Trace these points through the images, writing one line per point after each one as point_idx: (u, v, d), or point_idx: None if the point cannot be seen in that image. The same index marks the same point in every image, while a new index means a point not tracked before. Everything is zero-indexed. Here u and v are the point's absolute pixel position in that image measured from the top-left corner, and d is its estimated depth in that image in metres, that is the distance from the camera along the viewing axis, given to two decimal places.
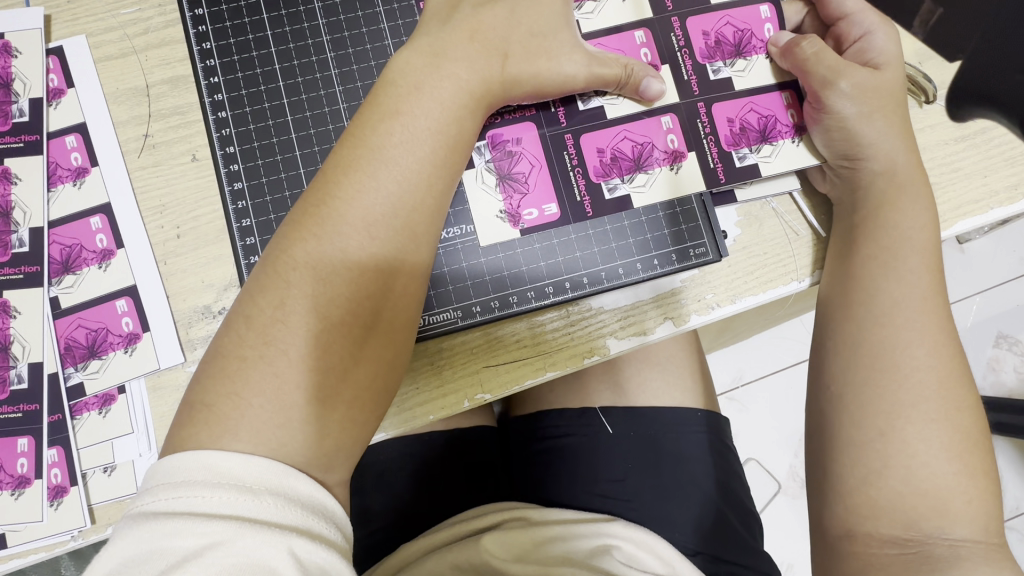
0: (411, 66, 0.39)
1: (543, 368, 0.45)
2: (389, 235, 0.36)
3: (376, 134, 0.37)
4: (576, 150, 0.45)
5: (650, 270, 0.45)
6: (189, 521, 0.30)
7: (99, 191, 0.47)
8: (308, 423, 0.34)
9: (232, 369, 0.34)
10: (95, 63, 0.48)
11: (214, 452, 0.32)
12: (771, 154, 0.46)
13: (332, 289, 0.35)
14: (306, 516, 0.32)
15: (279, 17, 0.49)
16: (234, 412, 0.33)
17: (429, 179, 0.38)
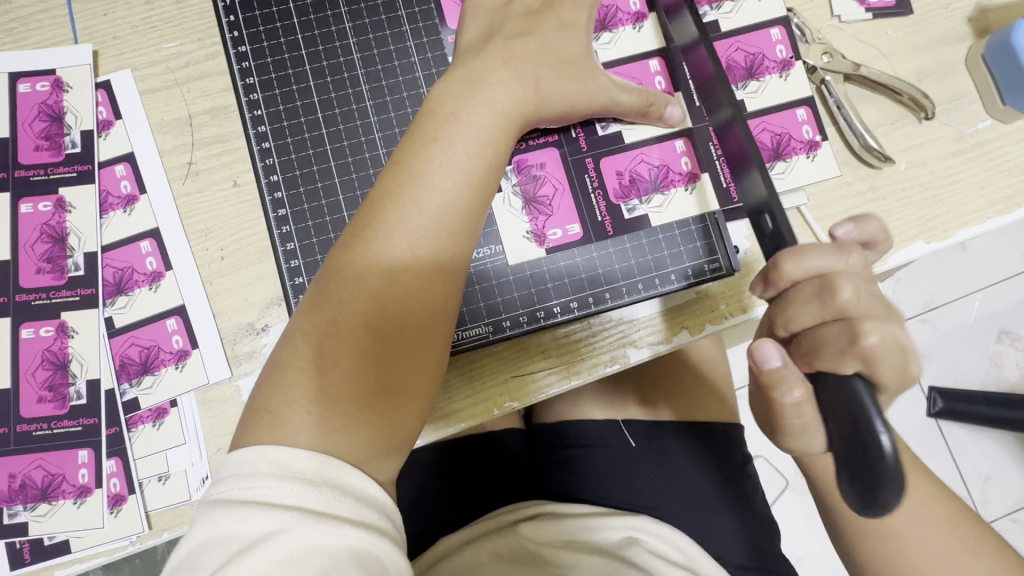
0: (447, 95, 0.42)
1: (568, 377, 0.49)
2: (431, 252, 0.39)
3: (416, 160, 0.40)
4: (597, 173, 0.48)
5: (668, 285, 0.48)
6: (257, 510, 0.33)
7: (147, 216, 0.50)
8: (362, 430, 0.37)
9: (289, 381, 0.37)
10: (141, 96, 0.51)
11: (279, 447, 0.36)
12: (785, 170, 0.53)
13: (383, 306, 0.38)
14: (360, 507, 0.35)
15: (316, 53, 0.50)
16: (295, 419, 0.36)
17: (467, 202, 0.41)
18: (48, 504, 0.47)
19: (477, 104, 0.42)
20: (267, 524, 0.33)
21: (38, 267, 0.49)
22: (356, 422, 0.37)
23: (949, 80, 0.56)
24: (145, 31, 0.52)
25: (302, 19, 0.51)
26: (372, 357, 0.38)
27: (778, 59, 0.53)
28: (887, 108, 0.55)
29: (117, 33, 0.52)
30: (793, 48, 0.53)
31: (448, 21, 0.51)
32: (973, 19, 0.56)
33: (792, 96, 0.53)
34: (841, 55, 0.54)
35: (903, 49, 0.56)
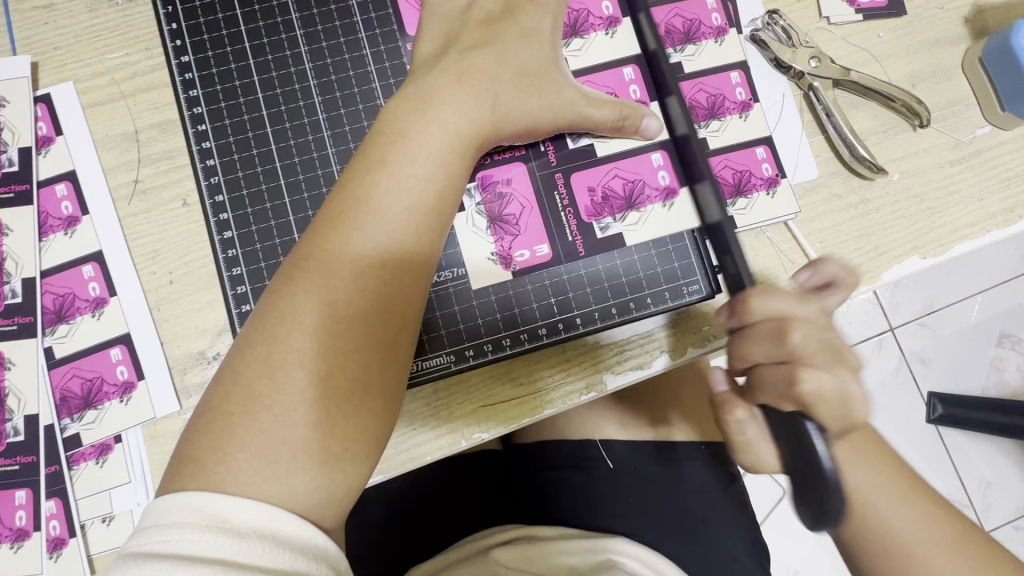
0: (398, 114, 0.39)
1: (541, 406, 0.46)
2: (377, 284, 0.37)
3: (362, 185, 0.37)
4: (567, 190, 0.44)
5: (645, 308, 0.45)
6: (175, 565, 0.30)
7: (90, 239, 0.47)
8: (298, 478, 0.34)
9: (221, 426, 0.34)
10: (84, 110, 0.48)
11: (207, 495, 0.33)
12: (745, 207, 0.49)
13: (322, 344, 0.35)
14: (294, 558, 0.32)
15: (265, 62, 0.47)
16: (227, 467, 0.34)
17: (417, 228, 0.38)
18: None
19: (430, 123, 0.39)
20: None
21: None
22: (293, 470, 0.34)
23: (945, 84, 0.52)
24: (88, 40, 0.49)
25: (250, 26, 0.48)
26: (312, 400, 0.35)
27: (738, 100, 0.50)
28: (878, 114, 0.52)
29: (58, 44, 0.49)
30: (753, 91, 0.50)
31: (407, 28, 0.48)
32: (970, 19, 0.53)
33: (752, 135, 0.50)
34: (830, 59, 0.51)
35: (895, 52, 0.53)
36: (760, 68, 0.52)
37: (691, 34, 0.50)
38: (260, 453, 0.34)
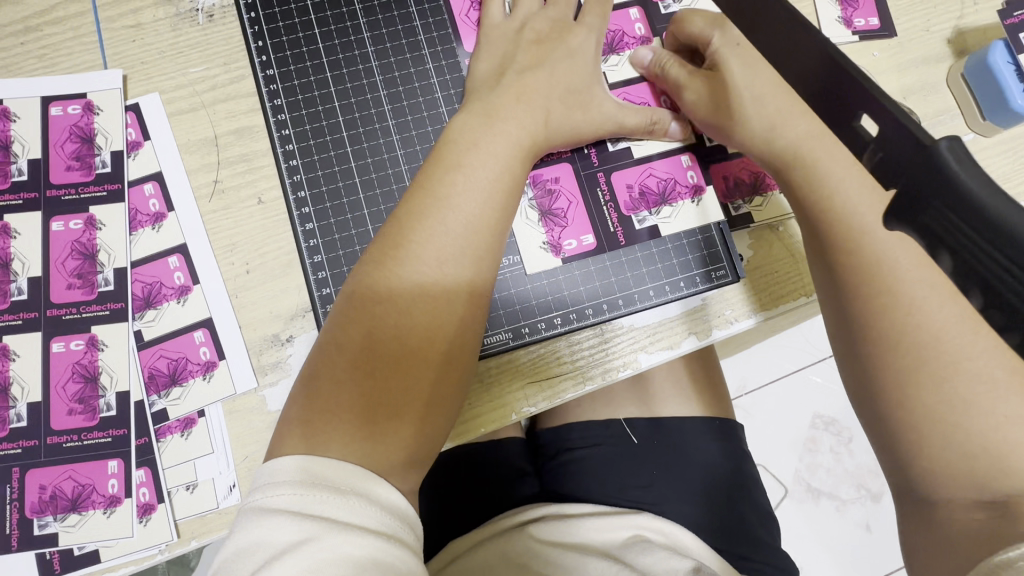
0: (466, 126, 0.45)
1: (582, 380, 0.50)
2: (457, 270, 0.42)
3: (441, 185, 0.43)
4: (608, 187, 0.50)
5: (678, 292, 0.51)
6: (287, 518, 0.35)
7: (175, 233, 0.52)
8: (394, 435, 0.40)
9: (327, 390, 0.40)
10: (169, 117, 0.53)
11: (313, 457, 0.38)
12: (761, 204, 0.53)
13: (412, 320, 0.41)
14: (385, 519, 0.37)
15: (340, 76, 0.55)
16: (334, 426, 0.39)
17: (488, 221, 0.43)
18: (78, 515, 0.47)
19: (496, 135, 0.45)
20: (296, 530, 0.34)
21: (68, 283, 0.50)
22: (388, 425, 0.40)
23: (933, 97, 0.59)
24: (172, 56, 0.54)
25: (327, 45, 0.55)
26: (406, 368, 0.41)
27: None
28: None
29: (145, 58, 0.54)
30: None
31: (465, 45, 0.56)
32: (952, 41, 0.60)
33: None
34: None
35: (888, 69, 0.60)
36: None
37: None
38: (360, 411, 0.39)
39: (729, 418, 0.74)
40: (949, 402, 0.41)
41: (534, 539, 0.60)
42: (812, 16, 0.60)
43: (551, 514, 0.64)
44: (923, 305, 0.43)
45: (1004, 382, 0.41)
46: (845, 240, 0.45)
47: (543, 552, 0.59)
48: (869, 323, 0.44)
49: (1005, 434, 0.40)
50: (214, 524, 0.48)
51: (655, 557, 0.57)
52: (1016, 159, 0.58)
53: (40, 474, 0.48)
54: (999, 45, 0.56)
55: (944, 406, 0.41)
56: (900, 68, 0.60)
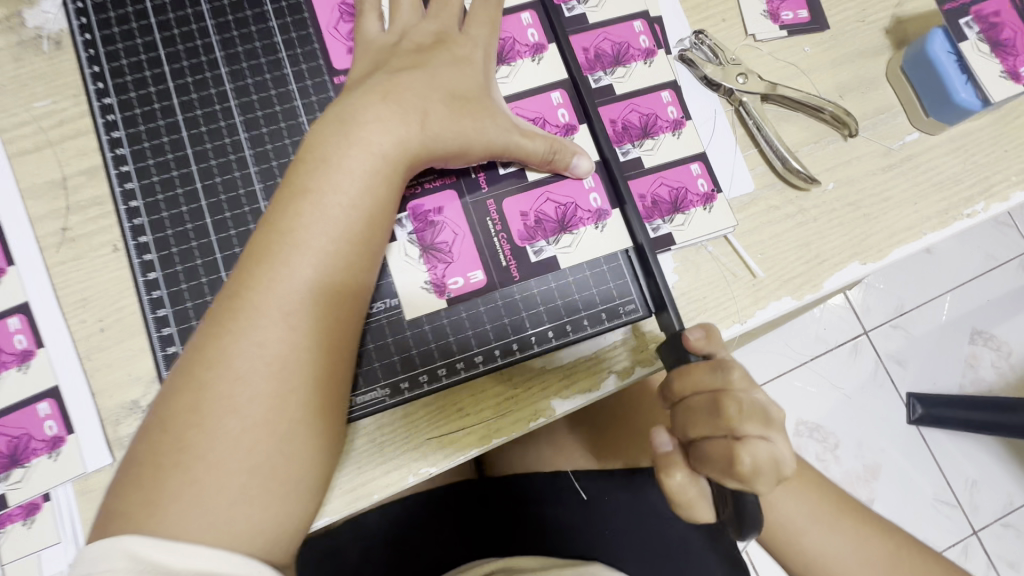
0: (326, 133, 0.39)
1: (489, 436, 0.45)
2: (310, 318, 0.36)
3: (292, 218, 0.37)
4: (499, 215, 0.44)
5: (583, 331, 0.44)
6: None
7: (17, 290, 0.46)
8: (239, 522, 0.34)
9: (147, 479, 0.33)
10: (10, 159, 0.47)
11: (133, 548, 0.32)
12: (683, 223, 0.49)
13: (253, 384, 0.35)
14: None
15: (189, 102, 0.47)
16: (157, 522, 0.32)
17: (346, 259, 0.38)
18: None
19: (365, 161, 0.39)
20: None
21: None
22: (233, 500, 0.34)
23: (872, 94, 0.54)
24: (13, 90, 0.48)
25: (174, 67, 0.48)
26: (247, 442, 0.34)
27: (671, 119, 0.51)
28: (809, 125, 0.53)
29: None
30: (685, 108, 0.51)
31: (336, 62, 0.48)
32: (891, 31, 0.55)
33: (685, 153, 0.51)
34: (757, 74, 0.52)
35: (823, 66, 0.54)
36: (690, 85, 0.53)
37: (620, 56, 0.51)
38: (192, 498, 0.33)
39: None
40: None
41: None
42: (736, 11, 0.54)
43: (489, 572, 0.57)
44: None
45: None
46: None
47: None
48: None
49: None
50: None
51: None
52: (965, 158, 0.53)
53: None
54: (938, 33, 0.50)
55: None
56: (837, 63, 0.54)
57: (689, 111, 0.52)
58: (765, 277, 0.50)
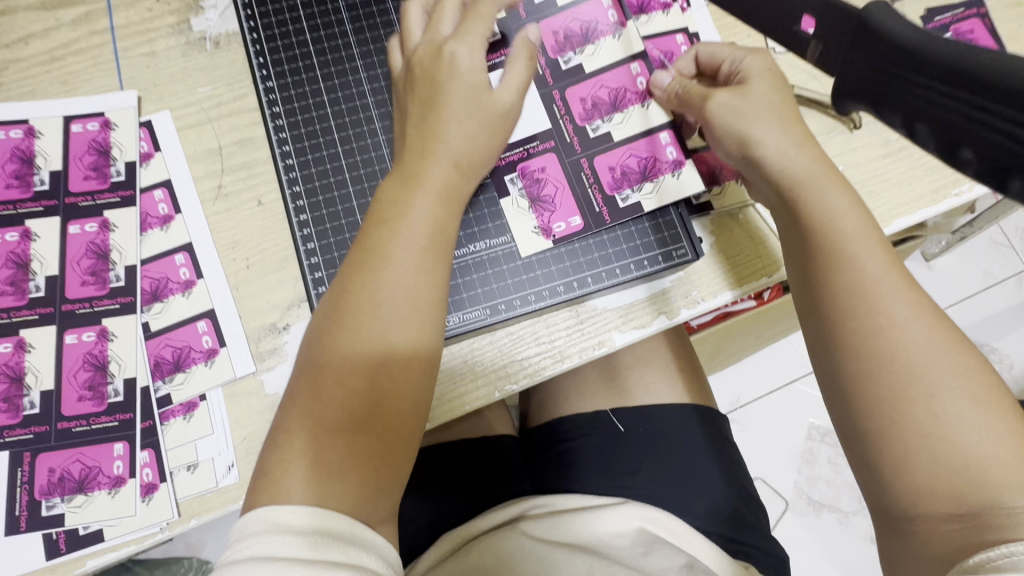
0: (405, 176, 0.47)
1: (562, 359, 0.56)
2: (398, 315, 0.43)
3: (376, 239, 0.45)
4: (591, 170, 0.57)
5: (643, 269, 0.56)
6: (262, 562, 0.36)
7: (182, 233, 0.56)
8: (351, 475, 0.40)
9: (284, 442, 0.41)
10: (178, 131, 0.59)
11: (274, 509, 0.39)
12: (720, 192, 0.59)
13: (353, 367, 0.42)
14: (353, 553, 0.38)
15: (333, 86, 0.59)
16: (290, 476, 0.40)
17: (428, 266, 0.45)
18: (84, 496, 0.50)
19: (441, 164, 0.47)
20: None
21: (82, 280, 0.55)
22: (351, 448, 0.41)
23: None
24: (182, 78, 0.60)
25: (321, 60, 0.60)
26: (349, 412, 0.41)
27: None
28: (822, 120, 0.64)
29: (157, 81, 0.60)
30: None
31: None
32: None
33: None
34: (779, 77, 0.63)
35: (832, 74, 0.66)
36: None
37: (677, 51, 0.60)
38: (313, 459, 0.40)
39: (710, 407, 0.77)
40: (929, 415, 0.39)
41: (527, 536, 0.62)
42: None
43: (539, 510, 0.65)
44: (905, 327, 0.41)
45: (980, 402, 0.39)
46: (823, 248, 0.45)
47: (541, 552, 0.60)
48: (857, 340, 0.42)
49: (970, 450, 0.38)
50: (213, 503, 0.51)
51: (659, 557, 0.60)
52: None
53: (50, 457, 0.51)
54: None
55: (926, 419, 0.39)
56: None
57: None
58: None
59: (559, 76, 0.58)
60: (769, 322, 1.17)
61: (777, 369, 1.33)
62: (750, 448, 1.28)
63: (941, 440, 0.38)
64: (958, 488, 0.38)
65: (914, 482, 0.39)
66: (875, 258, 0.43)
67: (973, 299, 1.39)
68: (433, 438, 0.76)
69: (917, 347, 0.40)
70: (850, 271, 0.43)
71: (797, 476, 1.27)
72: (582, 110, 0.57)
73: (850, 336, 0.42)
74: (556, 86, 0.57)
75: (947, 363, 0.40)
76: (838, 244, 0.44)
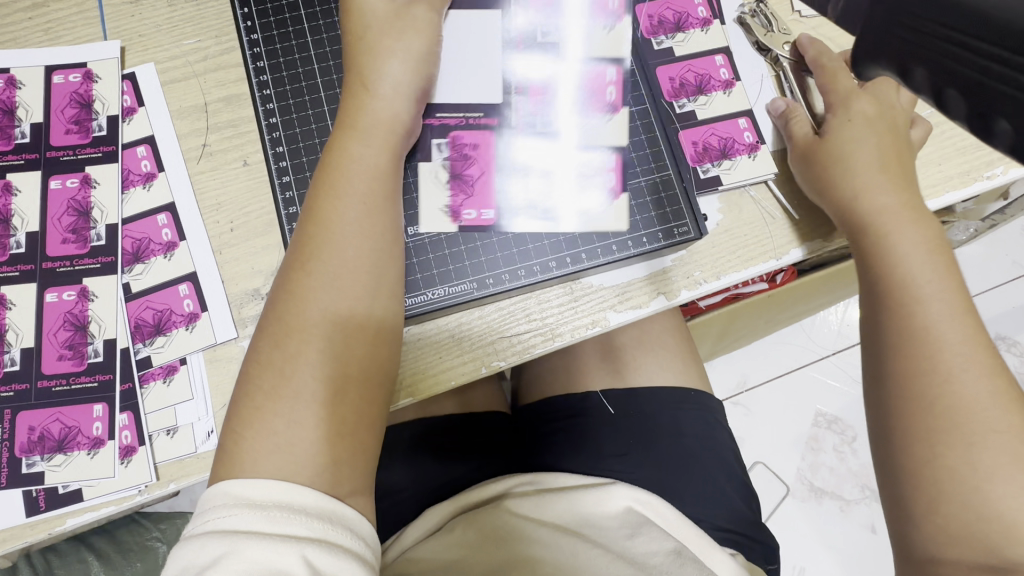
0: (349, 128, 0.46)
1: (551, 337, 0.54)
2: (347, 269, 0.42)
3: (320, 200, 0.44)
4: (523, 166, 0.53)
5: (641, 247, 0.53)
6: (218, 537, 0.35)
7: (164, 192, 0.55)
8: (307, 444, 0.39)
9: (241, 417, 0.39)
10: (162, 85, 0.57)
11: (235, 483, 0.37)
12: (729, 168, 0.56)
13: (296, 330, 0.41)
14: (319, 528, 0.36)
15: (321, 40, 0.56)
16: (246, 451, 0.38)
17: (376, 218, 0.44)
18: (64, 455, 0.50)
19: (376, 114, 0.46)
20: (214, 552, 0.34)
21: (63, 237, 0.53)
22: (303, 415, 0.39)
23: None
24: (167, 29, 0.57)
25: (309, 12, 0.57)
26: (297, 375, 0.40)
27: (723, 79, 0.58)
28: None
29: (142, 32, 0.57)
30: (735, 72, 0.59)
31: None
32: None
33: (733, 108, 0.58)
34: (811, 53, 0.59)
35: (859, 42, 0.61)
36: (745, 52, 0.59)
37: (681, 22, 0.59)
38: (263, 430, 0.39)
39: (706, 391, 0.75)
40: (972, 469, 0.40)
41: (510, 513, 0.61)
42: None
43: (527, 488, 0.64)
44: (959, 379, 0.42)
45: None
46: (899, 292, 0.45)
47: (523, 529, 0.59)
48: (905, 384, 0.43)
49: (1003, 509, 0.39)
50: (192, 468, 0.50)
51: (643, 538, 0.58)
52: None
53: (30, 415, 0.50)
54: None
55: (969, 470, 0.40)
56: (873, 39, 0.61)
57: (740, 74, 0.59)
58: (800, 217, 0.56)
59: (539, 44, 0.54)
60: (780, 306, 1.14)
61: (786, 354, 1.30)
62: (754, 433, 1.26)
63: (976, 492, 0.40)
64: (985, 540, 0.39)
65: (946, 526, 0.40)
66: (944, 308, 0.44)
67: (999, 290, 1.34)
68: (424, 410, 0.75)
69: (969, 380, 0.42)
70: (913, 314, 0.44)
71: (799, 462, 1.25)
72: (539, 96, 0.54)
73: (900, 376, 0.44)
74: (531, 59, 0.54)
75: (1002, 420, 0.41)
76: (908, 290, 0.45)
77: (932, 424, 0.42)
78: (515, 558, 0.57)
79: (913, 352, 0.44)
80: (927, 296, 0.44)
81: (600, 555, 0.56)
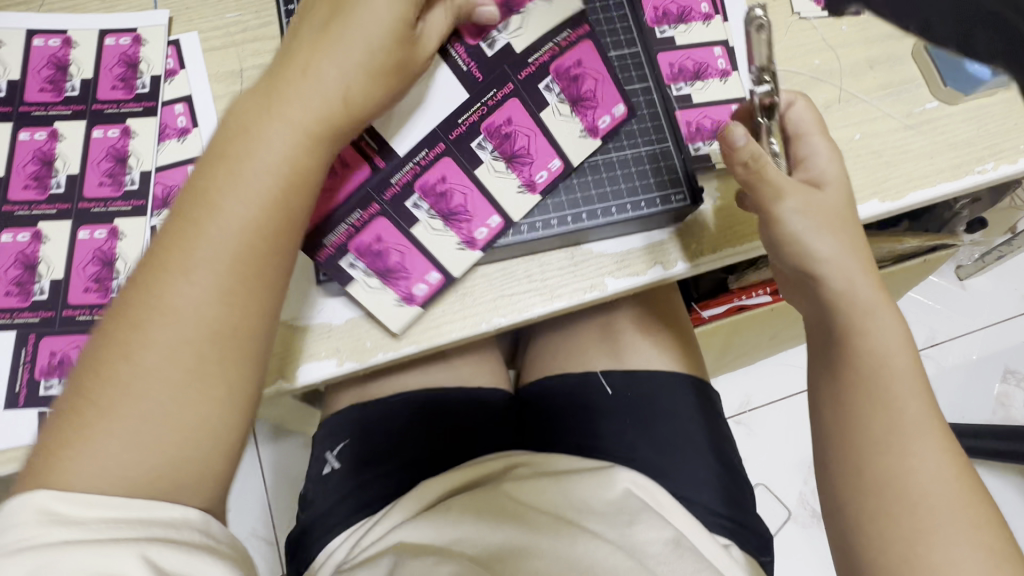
0: (245, 136, 0.44)
1: (552, 299, 0.56)
2: (204, 286, 0.42)
3: (192, 218, 0.43)
4: (365, 215, 0.53)
5: (639, 210, 0.56)
6: (23, 555, 0.36)
7: (197, 146, 0.59)
8: (153, 466, 0.41)
9: (72, 433, 0.40)
10: (203, 52, 0.61)
11: (48, 493, 0.38)
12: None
13: (122, 354, 0.41)
14: (153, 533, 0.39)
15: None
16: (68, 463, 0.39)
17: (248, 243, 0.43)
18: None
19: (251, 139, 0.44)
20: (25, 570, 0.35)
21: (100, 181, 0.57)
22: (143, 447, 0.40)
23: (898, 69, 0.64)
24: (212, 4, 0.63)
25: None
26: (121, 400, 0.41)
27: (720, 68, 0.62)
28: (839, 88, 0.63)
29: (189, 5, 0.63)
30: (733, 63, 0.62)
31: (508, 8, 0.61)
32: None
33: (728, 95, 0.61)
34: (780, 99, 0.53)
35: (855, 43, 0.64)
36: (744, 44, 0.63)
37: (683, 15, 0.62)
38: (87, 453, 0.40)
39: (707, 382, 0.75)
40: (925, 539, 0.44)
41: (511, 497, 0.61)
42: None
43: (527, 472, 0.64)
44: (916, 457, 0.46)
45: (970, 531, 0.44)
46: (865, 370, 0.49)
47: (521, 512, 0.60)
48: (859, 436, 0.48)
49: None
50: None
51: (646, 529, 0.58)
52: (981, 126, 0.62)
53: (52, 341, 0.53)
54: None
55: (921, 535, 0.44)
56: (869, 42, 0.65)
57: (738, 66, 0.63)
58: None
59: (484, 114, 0.55)
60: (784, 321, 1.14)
61: (790, 376, 1.31)
62: (756, 453, 1.25)
63: (934, 564, 0.43)
64: None
65: None
66: (907, 379, 0.49)
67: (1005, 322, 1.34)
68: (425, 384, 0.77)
69: (908, 413, 0.48)
70: (864, 382, 0.49)
71: (802, 485, 1.23)
72: (433, 185, 0.54)
73: (861, 440, 0.48)
74: (450, 147, 0.54)
75: (950, 500, 0.45)
76: (879, 378, 0.48)
77: (887, 489, 0.46)
78: (516, 543, 0.57)
79: (878, 406, 0.48)
80: (896, 360, 0.49)
81: (600, 546, 0.56)
